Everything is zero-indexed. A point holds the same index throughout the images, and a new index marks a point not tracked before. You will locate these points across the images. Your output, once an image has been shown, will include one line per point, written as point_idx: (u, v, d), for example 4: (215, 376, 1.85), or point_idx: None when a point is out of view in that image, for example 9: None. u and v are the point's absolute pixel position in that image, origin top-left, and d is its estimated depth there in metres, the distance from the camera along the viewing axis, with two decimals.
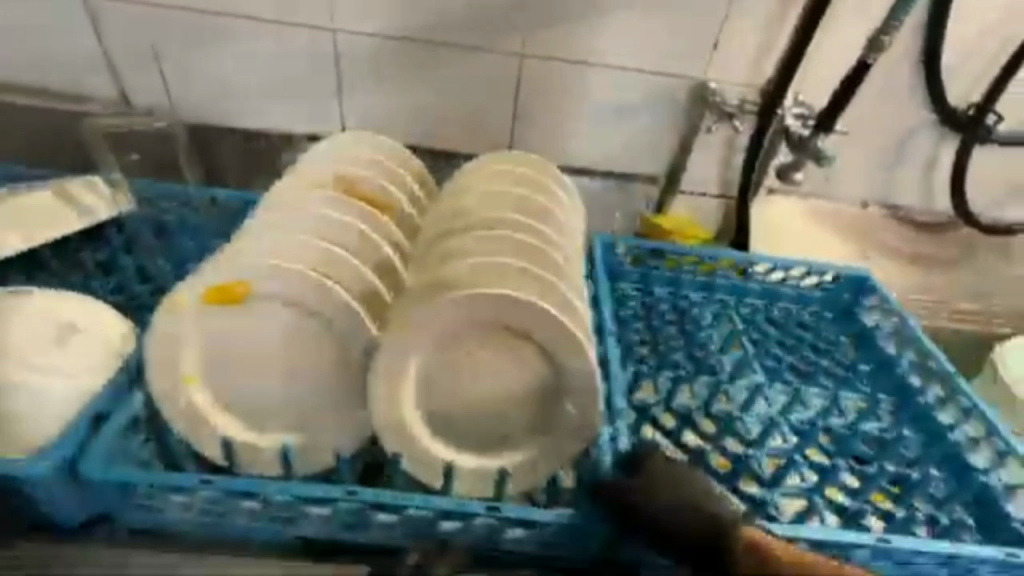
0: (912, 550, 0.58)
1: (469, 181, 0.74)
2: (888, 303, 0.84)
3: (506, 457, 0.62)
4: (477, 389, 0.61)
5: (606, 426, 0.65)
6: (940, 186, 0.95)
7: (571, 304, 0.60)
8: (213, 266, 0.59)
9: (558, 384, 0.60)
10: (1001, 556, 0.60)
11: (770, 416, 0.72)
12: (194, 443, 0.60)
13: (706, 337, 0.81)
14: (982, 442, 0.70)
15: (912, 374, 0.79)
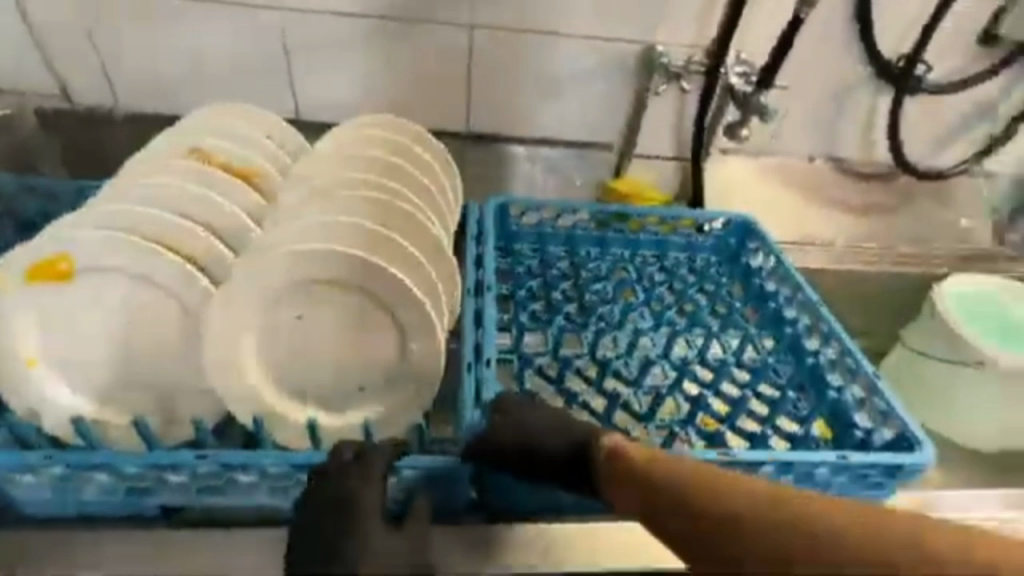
0: (755, 460, 0.63)
1: (334, 157, 0.88)
2: (765, 245, 1.00)
3: (365, 410, 0.73)
4: (329, 347, 0.72)
5: (469, 375, 0.70)
6: (876, 138, 1.15)
7: (414, 261, 0.73)
8: (24, 247, 0.66)
9: (403, 334, 0.71)
10: (838, 458, 0.64)
11: (648, 357, 0.85)
12: (42, 421, 0.67)
13: (599, 295, 0.95)
14: (838, 361, 0.80)
15: (789, 308, 0.91)
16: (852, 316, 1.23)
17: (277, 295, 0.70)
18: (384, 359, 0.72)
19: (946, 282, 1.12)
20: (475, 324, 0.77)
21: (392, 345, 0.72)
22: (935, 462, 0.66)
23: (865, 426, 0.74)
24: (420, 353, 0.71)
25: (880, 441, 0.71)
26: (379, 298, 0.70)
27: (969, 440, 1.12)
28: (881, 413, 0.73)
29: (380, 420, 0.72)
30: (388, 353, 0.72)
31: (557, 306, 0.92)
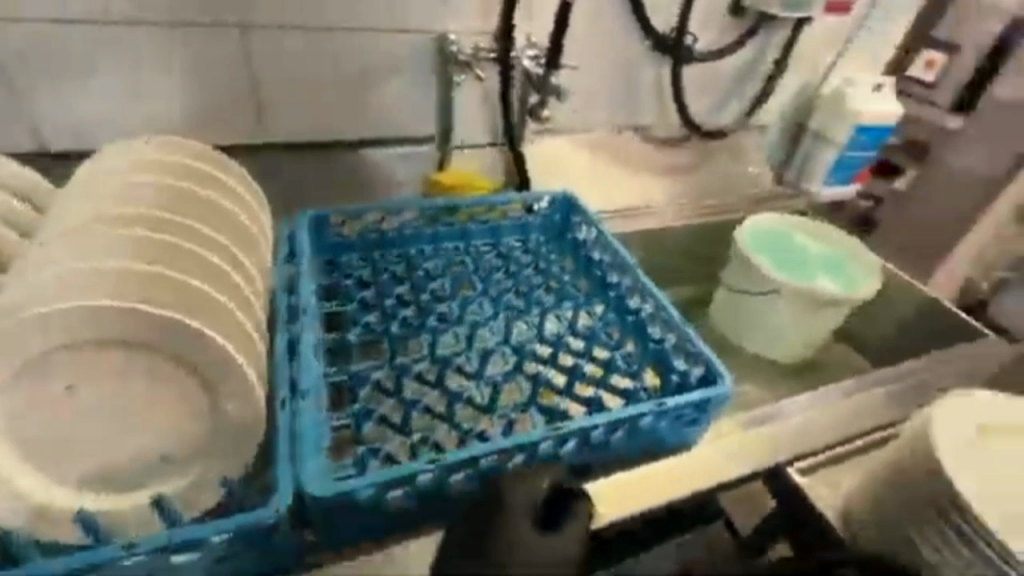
0: (581, 427, 0.65)
1: (110, 182, 0.75)
2: (586, 216, 1.06)
3: (167, 484, 0.62)
4: (109, 419, 0.60)
5: (281, 410, 0.63)
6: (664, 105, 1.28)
7: (223, 306, 0.64)
8: None
9: (212, 393, 0.62)
10: (653, 405, 0.69)
11: (489, 347, 0.85)
12: None
13: (435, 295, 0.94)
14: (655, 314, 0.87)
15: (611, 272, 0.97)
16: (678, 265, 1.37)
17: (31, 371, 0.58)
18: (191, 420, 0.62)
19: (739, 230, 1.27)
20: (289, 353, 0.71)
21: (201, 406, 0.62)
22: (734, 387, 0.74)
23: (682, 368, 0.81)
24: (231, 405, 0.62)
25: (693, 379, 0.79)
26: (168, 350, 0.60)
27: (783, 354, 1.30)
28: (691, 353, 0.80)
29: (185, 496, 0.62)
30: (192, 415, 0.62)
31: (393, 315, 0.89)
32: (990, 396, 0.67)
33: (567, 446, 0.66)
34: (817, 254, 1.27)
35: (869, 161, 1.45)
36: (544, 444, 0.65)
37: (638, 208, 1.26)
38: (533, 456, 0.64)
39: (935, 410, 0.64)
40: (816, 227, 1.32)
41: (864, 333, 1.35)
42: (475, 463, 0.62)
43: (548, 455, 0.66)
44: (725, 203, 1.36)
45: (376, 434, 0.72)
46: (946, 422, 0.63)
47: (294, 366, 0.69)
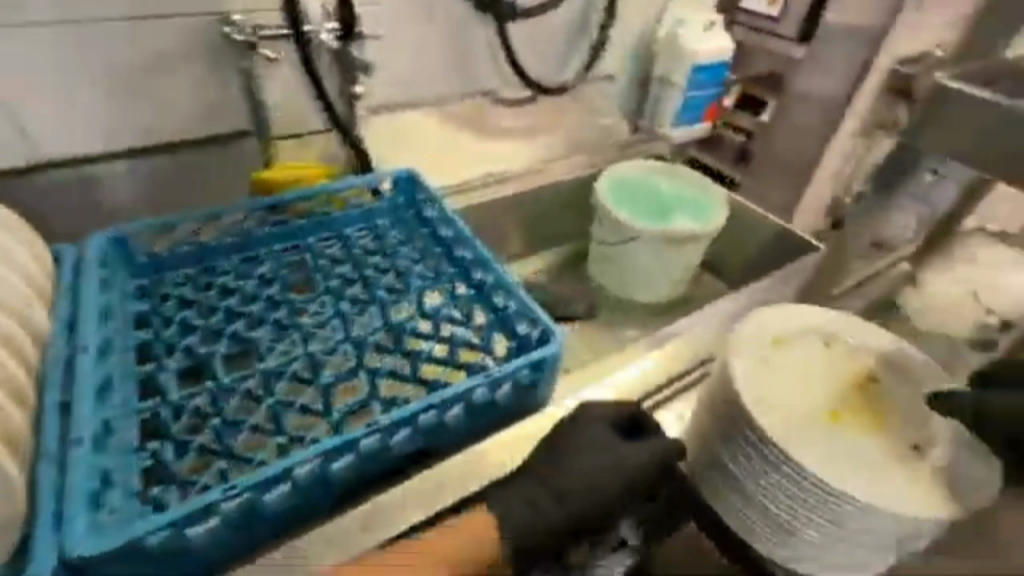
0: (403, 413, 0.63)
1: None
2: (429, 192, 1.02)
3: None
4: None
5: (46, 470, 0.58)
6: (499, 66, 1.25)
7: None
8: None
9: None
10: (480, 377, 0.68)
11: (328, 348, 0.80)
12: None
13: (269, 300, 0.87)
14: (497, 282, 0.86)
15: (458, 245, 0.94)
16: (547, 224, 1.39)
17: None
18: None
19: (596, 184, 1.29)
20: (65, 402, 0.64)
21: None
22: (566, 343, 0.74)
23: (524, 331, 0.80)
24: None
25: (533, 340, 0.78)
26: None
27: (657, 296, 1.34)
28: (531, 315, 0.80)
29: None
30: None
31: (218, 331, 0.81)
32: (790, 309, 0.70)
33: (395, 436, 0.64)
34: (676, 194, 1.30)
35: (714, 98, 1.49)
36: (366, 440, 0.62)
37: (485, 180, 1.27)
38: (356, 455, 0.61)
39: (737, 334, 0.67)
40: (677, 171, 1.35)
41: (729, 262, 1.40)
42: (288, 477, 0.58)
43: (374, 450, 0.63)
44: (582, 159, 1.37)
45: (193, 466, 0.66)
46: (742, 341, 0.66)
47: (66, 417, 0.63)
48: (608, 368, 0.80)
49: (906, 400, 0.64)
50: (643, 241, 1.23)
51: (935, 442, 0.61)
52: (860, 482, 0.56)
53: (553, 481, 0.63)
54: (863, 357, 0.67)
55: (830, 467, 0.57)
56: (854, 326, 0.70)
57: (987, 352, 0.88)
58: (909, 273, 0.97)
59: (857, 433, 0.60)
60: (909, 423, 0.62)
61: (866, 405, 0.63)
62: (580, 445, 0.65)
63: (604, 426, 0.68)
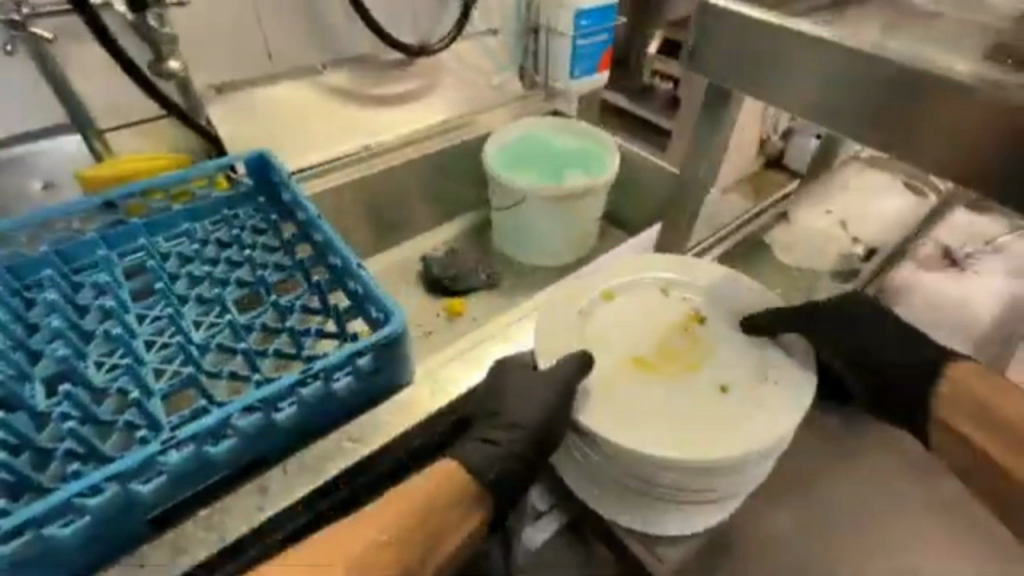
0: (210, 421, 0.58)
1: None
2: (282, 172, 0.94)
3: None
4: None
5: None
6: (350, 31, 1.21)
7: None
8: None
9: None
10: (303, 372, 0.63)
11: (165, 356, 0.75)
12: None
13: (102, 310, 0.80)
14: (346, 264, 0.80)
15: (311, 229, 0.87)
16: (444, 195, 1.30)
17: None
18: None
19: (484, 152, 1.23)
20: None
21: None
22: (409, 322, 0.69)
23: (373, 313, 0.75)
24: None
25: (380, 323, 0.74)
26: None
27: (561, 261, 1.30)
28: (377, 298, 0.74)
29: None
30: None
31: (40, 351, 0.74)
32: (628, 267, 0.76)
33: (213, 445, 0.60)
34: (575, 150, 1.25)
35: (607, 46, 1.41)
36: (174, 454, 0.58)
37: (359, 152, 1.13)
38: (164, 469, 0.57)
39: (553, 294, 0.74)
40: (573, 124, 1.29)
41: (632, 215, 1.36)
42: (78, 504, 0.54)
43: (186, 461, 0.59)
44: (470, 117, 1.28)
45: None
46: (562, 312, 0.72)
47: None
48: (468, 343, 0.78)
49: (727, 338, 0.70)
50: (533, 204, 1.18)
51: (743, 379, 0.65)
52: (657, 436, 0.59)
53: (508, 423, 0.66)
54: (684, 303, 0.72)
55: (625, 426, 0.60)
56: (683, 270, 0.76)
57: (854, 281, 0.87)
58: (783, 211, 0.95)
59: (666, 380, 0.65)
60: (720, 362, 0.67)
61: (682, 349, 0.68)
62: (512, 387, 0.68)
63: (528, 370, 0.69)
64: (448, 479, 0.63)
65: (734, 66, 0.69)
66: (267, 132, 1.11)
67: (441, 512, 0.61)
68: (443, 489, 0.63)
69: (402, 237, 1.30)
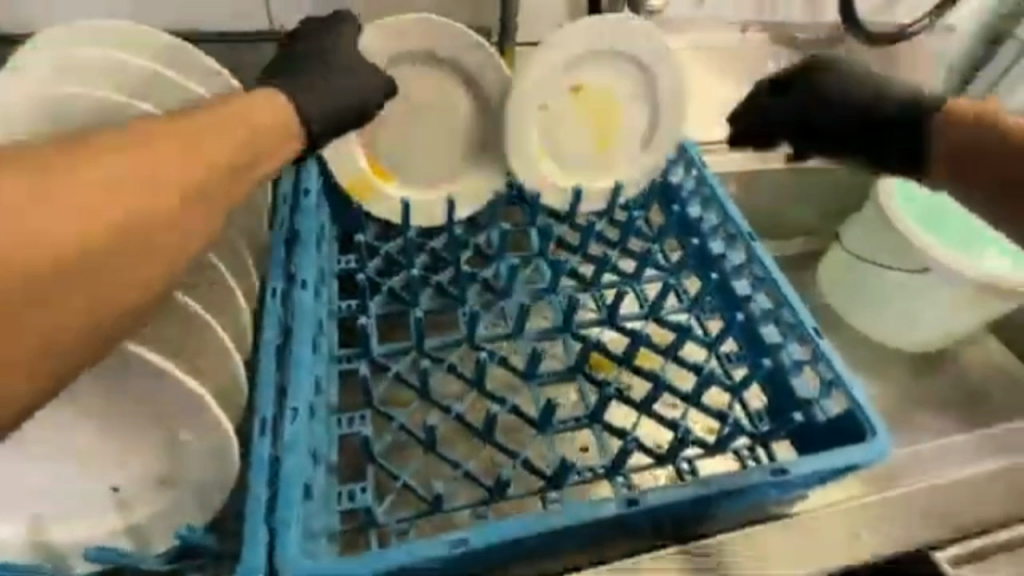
0: (662, 502, 0.48)
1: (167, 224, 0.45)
2: (689, 157, 0.78)
3: (106, 522, 0.47)
4: (89, 428, 0.45)
5: (260, 437, 0.47)
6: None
7: (207, 340, 0.50)
8: None
9: (162, 417, 0.45)
10: (764, 477, 0.50)
11: (546, 329, 0.67)
12: None
13: (478, 252, 0.73)
14: (773, 314, 0.64)
15: (719, 240, 0.72)
16: (789, 215, 1.06)
17: None
18: (151, 452, 0.46)
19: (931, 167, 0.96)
20: (278, 347, 0.53)
21: (159, 447, 0.46)
22: (889, 450, 0.53)
23: (806, 394, 0.59)
24: (201, 448, 0.45)
25: (818, 424, 0.57)
26: (115, 381, 0.44)
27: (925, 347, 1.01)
28: (828, 382, 0.58)
29: (136, 530, 0.46)
30: (160, 446, 0.46)
31: (427, 279, 0.70)
32: (587, 35, 0.71)
33: (643, 518, 0.50)
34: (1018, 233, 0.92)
35: None
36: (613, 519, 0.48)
37: (728, 140, 0.97)
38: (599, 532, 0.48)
39: (384, 26, 0.66)
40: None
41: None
42: (514, 543, 0.46)
43: (611, 529, 0.49)
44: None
45: (394, 448, 0.58)
46: (392, 56, 0.68)
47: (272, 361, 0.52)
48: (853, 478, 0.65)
49: (631, 123, 0.77)
50: (909, 279, 0.93)
51: (633, 149, 0.78)
52: (554, 190, 0.75)
53: (323, 86, 0.55)
54: (566, 68, 0.73)
55: (415, 168, 0.73)
56: (635, 45, 0.73)
57: None
58: None
59: (588, 156, 0.77)
60: (625, 143, 0.77)
61: (597, 129, 0.77)
62: (348, 65, 0.58)
63: (365, 62, 0.60)
64: (263, 103, 0.50)
65: None
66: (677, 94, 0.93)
67: (238, 135, 0.47)
68: (252, 115, 0.49)
69: None
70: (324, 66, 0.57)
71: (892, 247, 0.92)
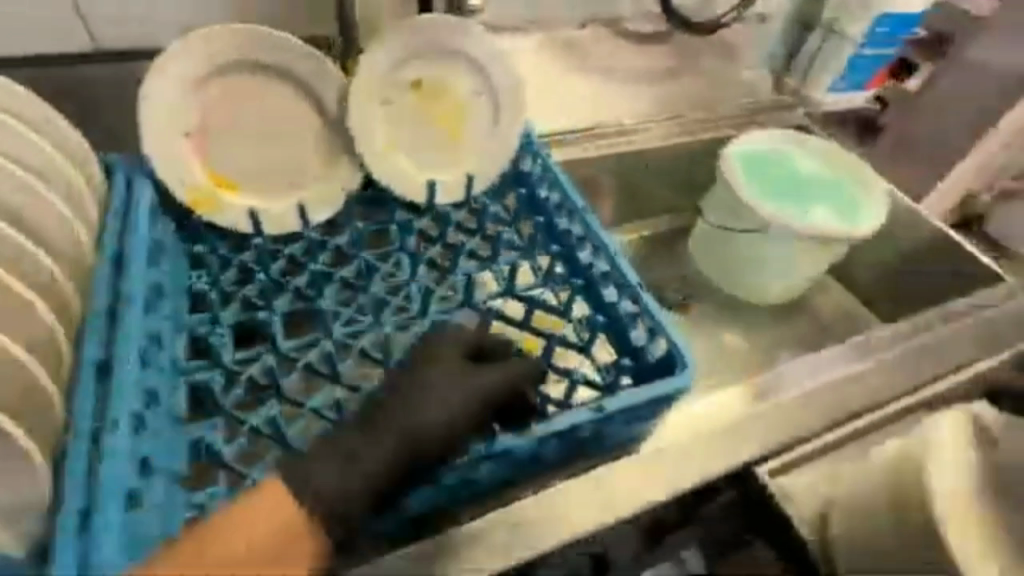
0: None
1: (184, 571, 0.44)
2: (532, 146, 0.85)
3: None
4: None
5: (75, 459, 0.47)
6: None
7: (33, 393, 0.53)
8: None
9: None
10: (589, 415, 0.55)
11: (405, 318, 0.69)
12: None
13: (338, 254, 0.75)
14: (609, 276, 0.70)
15: (562, 217, 0.78)
16: (652, 193, 1.16)
17: None
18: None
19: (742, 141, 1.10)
20: (100, 371, 0.52)
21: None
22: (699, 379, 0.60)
23: (640, 342, 0.65)
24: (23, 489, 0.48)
25: (648, 366, 0.63)
26: None
27: (781, 300, 1.13)
28: (652, 325, 0.65)
29: None
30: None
31: (283, 284, 0.70)
32: (420, 39, 0.76)
33: None
34: (835, 178, 1.08)
35: (890, 64, 1.18)
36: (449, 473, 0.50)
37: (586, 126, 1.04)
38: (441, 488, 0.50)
39: (208, 39, 0.68)
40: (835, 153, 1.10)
41: (874, 281, 1.13)
42: (351, 511, 0.47)
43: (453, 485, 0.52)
44: (677, 116, 1.11)
45: (244, 454, 0.57)
46: (212, 65, 0.69)
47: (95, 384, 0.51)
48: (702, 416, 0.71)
49: (478, 114, 0.81)
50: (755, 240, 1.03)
51: (484, 139, 0.81)
52: (409, 185, 0.77)
53: (427, 411, 0.53)
54: (397, 66, 0.76)
55: (259, 177, 0.72)
56: (468, 44, 0.79)
57: None
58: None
59: (441, 150, 0.80)
60: (475, 135, 0.81)
61: (446, 124, 0.80)
62: (426, 375, 0.55)
63: (445, 372, 0.55)
64: (271, 505, 0.45)
65: (961, 123, 1.10)
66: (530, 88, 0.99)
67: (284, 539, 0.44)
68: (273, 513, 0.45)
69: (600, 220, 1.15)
70: (411, 397, 0.53)
71: (736, 212, 1.03)
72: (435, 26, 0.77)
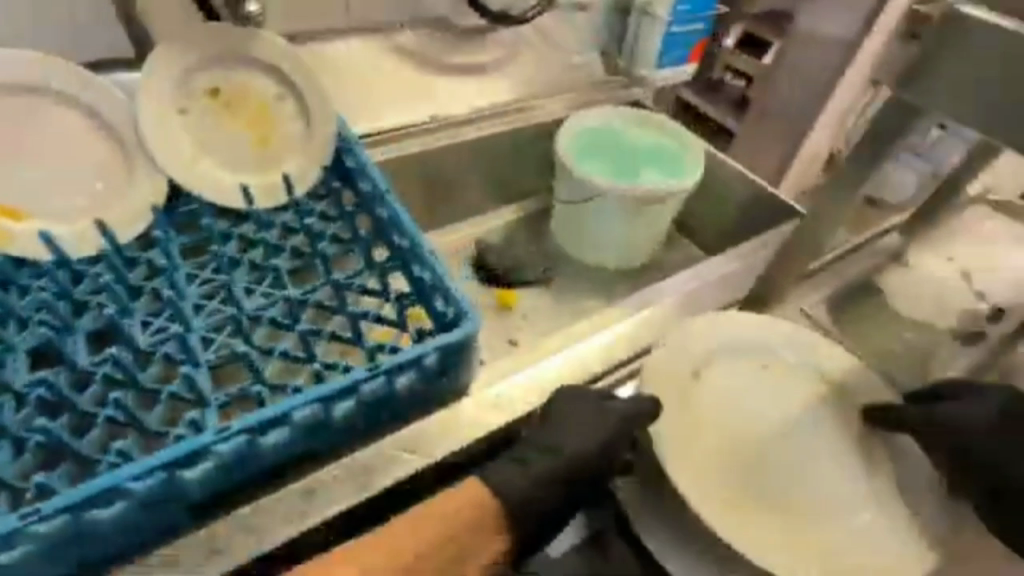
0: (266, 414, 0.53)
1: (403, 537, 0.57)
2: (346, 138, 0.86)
3: None
4: None
5: None
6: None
7: None
8: None
9: None
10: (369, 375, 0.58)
11: (217, 320, 0.70)
12: None
13: (150, 267, 0.74)
14: (413, 250, 0.74)
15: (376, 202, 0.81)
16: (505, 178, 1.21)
17: None
18: None
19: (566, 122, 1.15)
20: None
21: None
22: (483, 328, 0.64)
23: (441, 308, 0.70)
24: None
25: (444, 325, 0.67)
26: None
27: (635, 261, 1.19)
28: (448, 290, 0.69)
29: None
30: None
31: (85, 303, 0.69)
32: (206, 47, 0.78)
33: (265, 436, 0.55)
34: (664, 147, 1.12)
35: (702, 36, 1.29)
36: (223, 446, 0.52)
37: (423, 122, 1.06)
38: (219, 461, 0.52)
39: None
40: (654, 118, 1.16)
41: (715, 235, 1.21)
42: (114, 495, 0.49)
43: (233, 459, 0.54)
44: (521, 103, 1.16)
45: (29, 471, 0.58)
46: None
47: None
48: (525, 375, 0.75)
49: (285, 117, 0.83)
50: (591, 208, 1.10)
51: (296, 139, 0.83)
52: (219, 190, 0.78)
53: (559, 448, 0.63)
54: (189, 77, 0.78)
55: (50, 202, 0.72)
56: (260, 48, 0.81)
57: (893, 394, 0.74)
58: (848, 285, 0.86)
59: (251, 155, 0.82)
60: (286, 136, 0.83)
61: (254, 129, 0.82)
62: (572, 408, 0.65)
63: (588, 399, 0.66)
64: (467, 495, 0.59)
65: None
66: (358, 89, 1.03)
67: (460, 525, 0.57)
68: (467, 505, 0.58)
69: (458, 212, 1.20)
70: (559, 424, 0.64)
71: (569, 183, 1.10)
72: (217, 35, 0.79)
